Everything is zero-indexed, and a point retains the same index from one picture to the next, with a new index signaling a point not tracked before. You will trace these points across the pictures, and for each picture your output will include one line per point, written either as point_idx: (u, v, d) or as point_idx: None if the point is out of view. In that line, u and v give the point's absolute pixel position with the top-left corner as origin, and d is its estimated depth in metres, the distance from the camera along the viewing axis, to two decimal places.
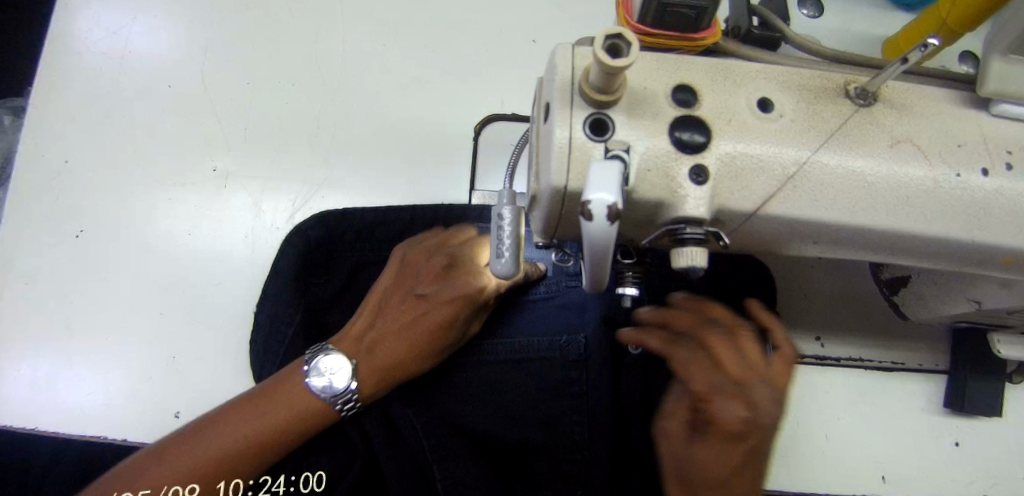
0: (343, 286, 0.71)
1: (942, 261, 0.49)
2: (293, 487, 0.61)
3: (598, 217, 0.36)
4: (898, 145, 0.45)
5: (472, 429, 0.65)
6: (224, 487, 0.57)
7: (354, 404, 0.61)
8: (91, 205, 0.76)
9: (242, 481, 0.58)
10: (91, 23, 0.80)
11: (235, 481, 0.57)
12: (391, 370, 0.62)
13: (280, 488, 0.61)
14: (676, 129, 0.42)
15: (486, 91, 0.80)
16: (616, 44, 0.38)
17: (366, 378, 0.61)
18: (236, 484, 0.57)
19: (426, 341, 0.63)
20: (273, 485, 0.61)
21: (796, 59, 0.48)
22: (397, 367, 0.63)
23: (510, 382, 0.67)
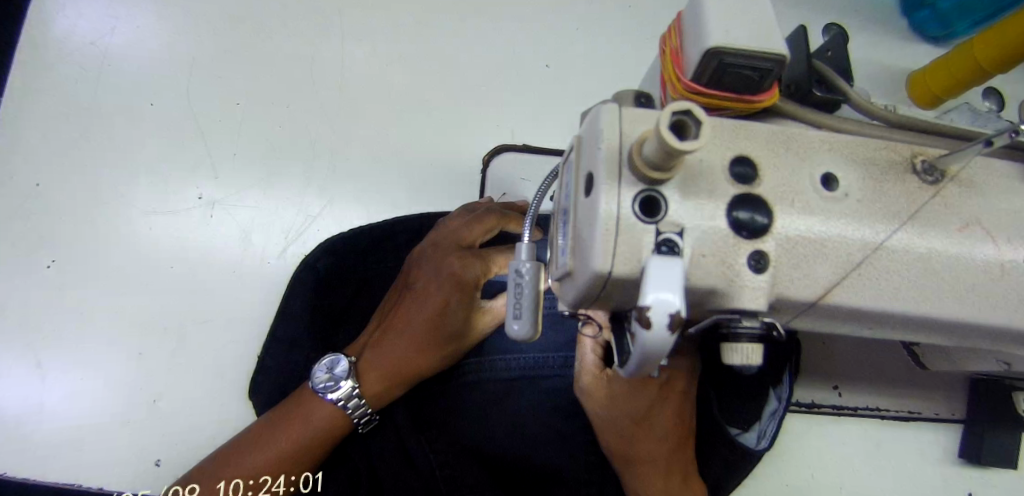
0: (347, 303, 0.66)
1: (999, 343, 0.45)
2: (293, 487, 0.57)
3: (658, 325, 0.31)
4: (968, 229, 0.41)
5: (486, 449, 0.61)
6: (223, 487, 0.56)
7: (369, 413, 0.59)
8: (64, 231, 0.69)
9: (242, 481, 0.56)
10: (65, 32, 0.73)
11: (235, 481, 0.56)
12: (394, 378, 0.59)
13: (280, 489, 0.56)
14: (734, 208, 0.37)
15: (497, 119, 0.74)
16: (683, 121, 0.33)
17: (371, 383, 0.58)
18: (236, 484, 0.56)
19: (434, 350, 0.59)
20: (272, 486, 0.56)
21: (859, 125, 0.43)
22: (402, 376, 0.59)
23: (522, 402, 0.62)
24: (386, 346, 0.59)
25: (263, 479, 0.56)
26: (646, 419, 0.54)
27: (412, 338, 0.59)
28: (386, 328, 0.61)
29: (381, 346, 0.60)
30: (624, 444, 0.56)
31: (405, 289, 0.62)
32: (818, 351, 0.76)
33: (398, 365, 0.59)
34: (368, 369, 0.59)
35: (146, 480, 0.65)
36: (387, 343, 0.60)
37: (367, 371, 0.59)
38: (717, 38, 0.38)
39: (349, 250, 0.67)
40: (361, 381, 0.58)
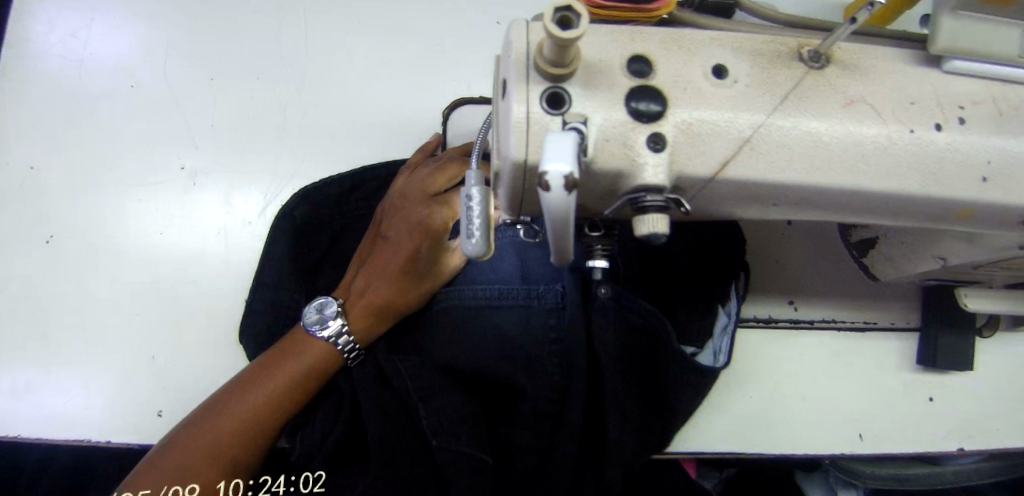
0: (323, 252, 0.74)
1: (903, 216, 0.50)
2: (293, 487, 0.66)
3: (555, 188, 0.36)
4: (852, 105, 0.45)
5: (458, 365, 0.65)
6: (224, 487, 0.60)
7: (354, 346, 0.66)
8: (61, 208, 0.75)
9: (241, 481, 0.61)
10: (47, 26, 0.79)
11: (235, 481, 0.61)
12: (376, 314, 0.66)
13: (280, 487, 0.65)
14: (632, 99, 0.42)
15: (454, 76, 0.80)
16: (567, 16, 0.38)
17: (355, 319, 0.66)
18: (236, 484, 0.61)
19: (408, 288, 0.67)
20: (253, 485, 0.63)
21: (750, 24, 0.48)
22: (382, 311, 0.66)
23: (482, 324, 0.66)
24: (368, 286, 0.67)
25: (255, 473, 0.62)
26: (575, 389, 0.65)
27: (389, 279, 0.66)
28: (366, 271, 0.68)
29: (364, 286, 0.67)
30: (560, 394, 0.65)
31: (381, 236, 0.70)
32: (771, 269, 0.82)
33: (379, 302, 0.66)
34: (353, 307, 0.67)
35: (150, 429, 0.71)
36: (369, 283, 0.67)
37: (353, 308, 0.67)
38: None
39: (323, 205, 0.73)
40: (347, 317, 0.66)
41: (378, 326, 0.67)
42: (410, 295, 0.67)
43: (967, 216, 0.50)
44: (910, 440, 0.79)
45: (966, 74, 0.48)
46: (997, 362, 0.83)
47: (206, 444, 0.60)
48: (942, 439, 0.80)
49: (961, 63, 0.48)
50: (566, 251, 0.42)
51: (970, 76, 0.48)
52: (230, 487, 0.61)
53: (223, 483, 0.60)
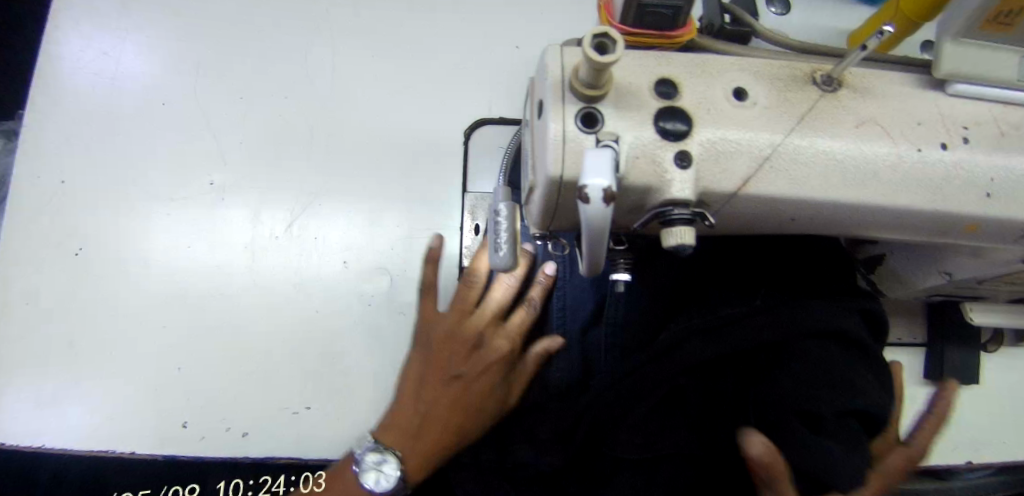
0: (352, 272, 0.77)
1: (913, 231, 0.53)
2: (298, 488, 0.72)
3: (595, 200, 0.39)
4: (864, 126, 0.48)
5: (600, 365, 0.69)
6: None
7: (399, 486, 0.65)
8: (91, 222, 0.78)
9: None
10: (82, 46, 0.82)
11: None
12: (444, 446, 0.66)
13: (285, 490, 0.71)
14: (660, 119, 0.45)
15: (474, 98, 0.83)
16: (603, 42, 0.41)
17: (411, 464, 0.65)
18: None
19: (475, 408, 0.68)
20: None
21: (767, 51, 0.51)
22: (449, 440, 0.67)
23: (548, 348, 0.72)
24: (416, 421, 0.67)
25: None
26: None
27: (448, 423, 0.67)
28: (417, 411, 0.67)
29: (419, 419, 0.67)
30: None
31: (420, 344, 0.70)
32: None
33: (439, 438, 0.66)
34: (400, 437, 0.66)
35: (177, 440, 0.73)
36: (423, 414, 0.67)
37: (407, 452, 0.65)
38: None
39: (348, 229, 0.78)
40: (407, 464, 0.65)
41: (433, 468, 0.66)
42: (473, 419, 0.68)
43: (974, 230, 0.52)
44: (921, 454, 0.82)
45: (968, 98, 0.51)
46: (1000, 376, 0.86)
47: None
48: (951, 452, 0.83)
49: (965, 86, 0.51)
50: (598, 262, 0.45)
51: (972, 99, 0.52)
52: None
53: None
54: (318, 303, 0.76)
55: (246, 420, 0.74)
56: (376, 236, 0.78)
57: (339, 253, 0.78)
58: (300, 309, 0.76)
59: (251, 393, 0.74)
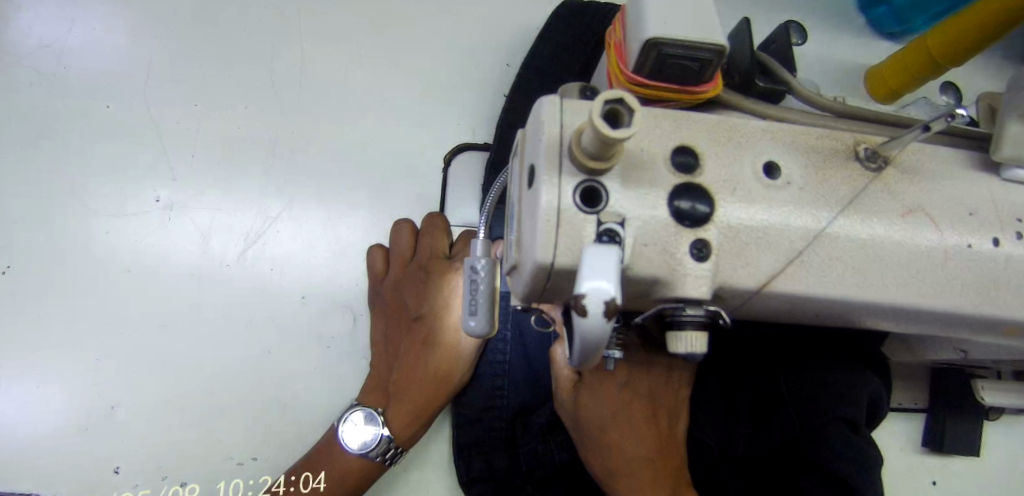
0: (313, 309, 0.69)
1: (951, 329, 0.46)
2: (292, 487, 0.61)
3: (594, 313, 0.32)
4: (911, 214, 0.41)
5: None
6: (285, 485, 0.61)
7: (394, 450, 0.63)
8: (18, 236, 0.68)
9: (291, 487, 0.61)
10: (18, 33, 0.72)
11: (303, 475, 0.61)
12: (428, 394, 0.65)
13: (280, 488, 0.61)
14: (677, 197, 0.38)
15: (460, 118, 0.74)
16: (616, 109, 0.33)
17: (407, 422, 0.64)
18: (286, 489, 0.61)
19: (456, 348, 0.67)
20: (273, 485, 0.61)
21: (804, 113, 0.44)
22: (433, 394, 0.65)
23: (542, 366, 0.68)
24: (408, 398, 0.64)
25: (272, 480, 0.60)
26: (652, 404, 0.62)
27: (425, 387, 0.65)
28: (379, 370, 0.66)
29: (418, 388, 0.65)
30: (659, 397, 0.62)
31: (384, 298, 0.68)
32: None
33: (429, 395, 0.65)
34: (401, 409, 0.64)
35: (104, 488, 0.64)
36: (414, 376, 0.65)
37: (403, 406, 0.64)
38: (654, 27, 0.38)
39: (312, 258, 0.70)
40: (390, 419, 0.63)
41: (423, 426, 0.65)
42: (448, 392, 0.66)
43: (1014, 333, 0.46)
44: None
45: None
46: (1001, 446, 0.81)
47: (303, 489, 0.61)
48: None
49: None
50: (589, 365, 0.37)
51: None
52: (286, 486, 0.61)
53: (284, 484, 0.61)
54: (272, 342, 0.68)
55: (185, 469, 0.65)
56: (341, 267, 0.70)
57: (298, 287, 0.69)
58: (252, 348, 0.68)
59: (191, 440, 0.66)
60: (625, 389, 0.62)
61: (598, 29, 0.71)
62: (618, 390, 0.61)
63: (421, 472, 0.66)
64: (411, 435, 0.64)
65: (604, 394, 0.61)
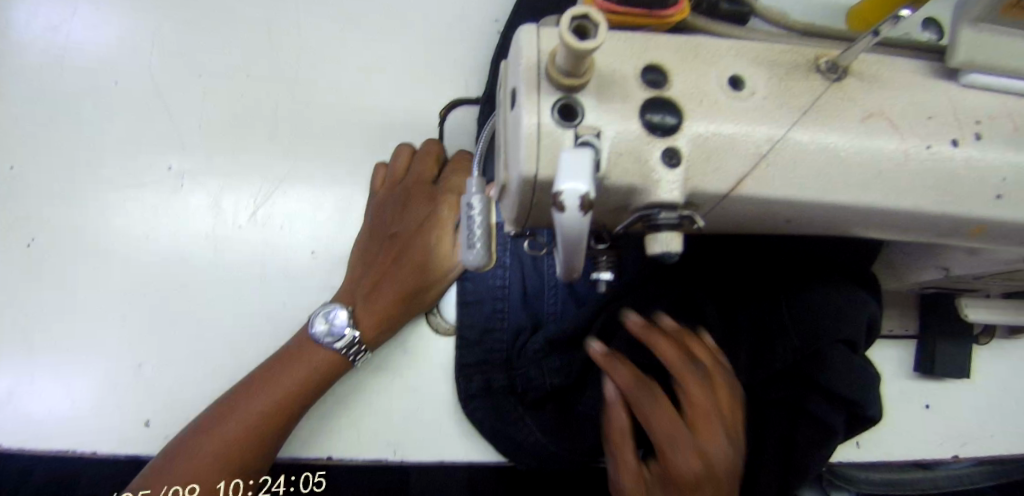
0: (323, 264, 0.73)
1: (917, 231, 0.49)
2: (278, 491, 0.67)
3: (570, 208, 0.35)
4: (869, 119, 0.44)
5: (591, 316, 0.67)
6: (224, 487, 0.63)
7: (360, 350, 0.67)
8: (44, 210, 0.72)
9: (241, 482, 0.64)
10: (27, 17, 0.76)
11: (234, 481, 0.64)
12: (398, 300, 0.68)
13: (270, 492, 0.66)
14: (647, 111, 0.41)
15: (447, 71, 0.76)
16: (582, 24, 0.36)
17: (372, 324, 0.67)
18: (236, 484, 0.64)
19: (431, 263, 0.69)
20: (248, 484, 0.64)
21: (767, 34, 0.47)
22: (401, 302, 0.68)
23: (540, 300, 0.71)
24: (378, 301, 0.68)
25: (260, 480, 0.66)
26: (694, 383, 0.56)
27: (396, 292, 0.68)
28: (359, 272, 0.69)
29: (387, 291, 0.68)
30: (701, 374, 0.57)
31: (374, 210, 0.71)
32: None
33: (397, 300, 0.68)
34: (366, 310, 0.67)
35: (137, 439, 0.68)
36: (384, 281, 0.69)
37: (370, 308, 0.67)
38: None
39: (320, 217, 0.74)
40: (357, 320, 0.67)
41: (388, 330, 0.68)
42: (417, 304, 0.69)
43: (976, 232, 0.50)
44: (906, 448, 0.79)
45: (984, 88, 0.48)
46: (992, 368, 0.83)
47: (260, 417, 0.63)
48: (939, 446, 0.79)
49: (980, 76, 0.48)
50: (575, 266, 0.41)
51: (987, 89, 0.49)
52: (230, 487, 0.64)
53: (223, 483, 0.63)
54: (286, 295, 0.72)
55: None
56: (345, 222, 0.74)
57: (307, 245, 0.73)
58: (268, 303, 0.72)
59: (216, 391, 0.70)
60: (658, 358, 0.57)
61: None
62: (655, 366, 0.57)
63: (430, 414, 0.69)
64: (379, 338, 0.68)
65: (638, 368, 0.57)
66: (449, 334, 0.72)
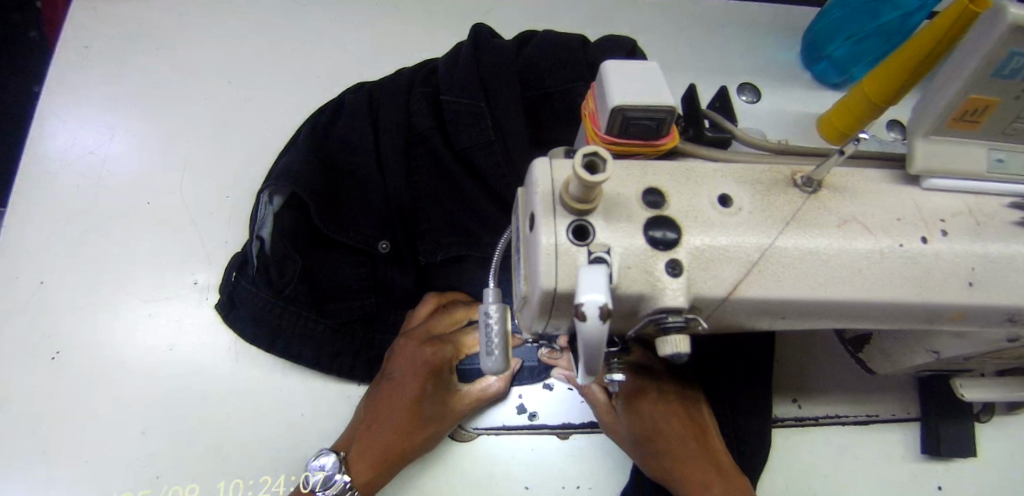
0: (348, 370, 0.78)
1: (908, 320, 0.54)
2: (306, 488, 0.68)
3: (591, 317, 0.39)
4: (846, 224, 0.50)
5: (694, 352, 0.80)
6: None
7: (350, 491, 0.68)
8: (72, 325, 0.76)
9: None
10: (69, 146, 0.86)
11: None
12: (388, 456, 0.70)
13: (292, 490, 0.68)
14: (649, 228, 0.46)
15: (342, 277, 0.77)
16: (593, 160, 0.42)
17: (361, 467, 0.69)
18: None
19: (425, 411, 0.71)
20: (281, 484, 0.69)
21: (747, 154, 0.54)
22: (394, 455, 0.70)
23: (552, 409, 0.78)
24: (380, 448, 0.70)
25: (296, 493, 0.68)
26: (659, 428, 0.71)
27: (392, 444, 0.70)
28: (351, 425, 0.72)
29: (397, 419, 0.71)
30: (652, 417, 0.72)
31: (382, 380, 0.74)
32: None
33: (393, 451, 0.70)
34: (361, 457, 0.69)
35: None
36: (384, 426, 0.71)
37: (357, 459, 0.69)
38: (619, 97, 0.47)
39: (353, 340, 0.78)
40: (352, 463, 0.69)
41: (384, 476, 0.70)
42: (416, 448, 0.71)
43: (959, 318, 0.54)
44: None
45: (943, 191, 0.54)
46: (997, 445, 0.87)
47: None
48: None
49: (938, 180, 0.54)
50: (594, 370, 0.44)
51: (947, 192, 0.55)
52: None
53: None
54: (304, 406, 0.76)
55: None
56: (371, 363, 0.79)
57: None
58: (286, 407, 0.76)
59: None
60: (661, 398, 0.73)
61: (305, 229, 0.74)
62: (655, 403, 0.73)
63: None
64: (370, 486, 0.69)
65: (643, 404, 0.73)
66: (467, 439, 0.76)
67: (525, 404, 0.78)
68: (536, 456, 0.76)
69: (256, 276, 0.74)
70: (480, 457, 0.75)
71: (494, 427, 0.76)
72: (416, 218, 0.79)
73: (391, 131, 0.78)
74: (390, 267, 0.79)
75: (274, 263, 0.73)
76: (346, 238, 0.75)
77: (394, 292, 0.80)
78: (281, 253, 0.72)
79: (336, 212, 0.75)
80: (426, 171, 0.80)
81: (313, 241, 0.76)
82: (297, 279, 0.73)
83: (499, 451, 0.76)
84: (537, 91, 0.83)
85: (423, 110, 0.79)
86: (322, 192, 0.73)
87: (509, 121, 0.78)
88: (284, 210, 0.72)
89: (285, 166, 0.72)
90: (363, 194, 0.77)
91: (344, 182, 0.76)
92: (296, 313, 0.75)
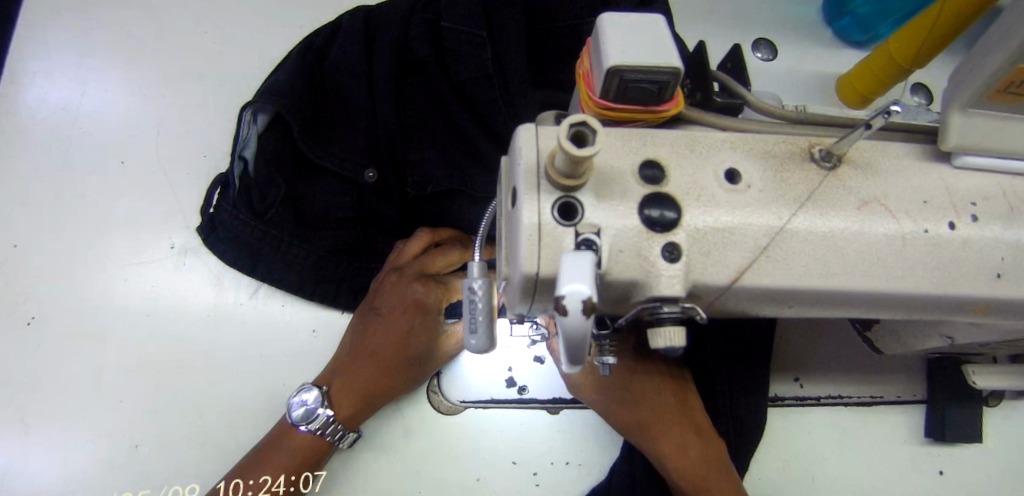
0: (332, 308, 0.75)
1: (925, 311, 0.49)
2: (292, 487, 0.64)
3: (573, 313, 0.35)
4: (866, 206, 0.45)
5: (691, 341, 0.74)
6: (226, 487, 0.63)
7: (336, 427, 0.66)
8: (44, 290, 0.73)
9: (241, 482, 0.63)
10: (36, 99, 0.80)
11: (235, 482, 0.63)
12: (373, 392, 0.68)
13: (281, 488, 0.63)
14: (645, 206, 0.41)
15: (325, 207, 0.72)
16: (581, 131, 0.37)
17: (344, 401, 0.67)
18: (235, 484, 0.63)
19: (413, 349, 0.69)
20: (272, 486, 0.63)
21: (759, 123, 0.49)
22: (379, 390, 0.68)
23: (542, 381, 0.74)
24: (365, 382, 0.68)
25: (264, 479, 0.63)
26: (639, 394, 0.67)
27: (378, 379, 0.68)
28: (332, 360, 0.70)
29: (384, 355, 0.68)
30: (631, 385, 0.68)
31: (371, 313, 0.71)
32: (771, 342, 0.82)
33: (378, 386, 0.68)
34: (345, 391, 0.67)
35: None
36: (369, 361, 0.68)
37: (341, 393, 0.67)
38: (616, 57, 0.41)
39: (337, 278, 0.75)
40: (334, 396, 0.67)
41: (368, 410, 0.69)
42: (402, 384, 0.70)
43: (982, 310, 0.49)
44: None
45: (978, 168, 0.49)
46: (1003, 430, 0.84)
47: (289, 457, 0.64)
48: None
49: (972, 158, 0.48)
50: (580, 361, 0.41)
51: (982, 169, 0.49)
52: (230, 487, 0.63)
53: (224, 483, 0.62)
54: (286, 376, 0.73)
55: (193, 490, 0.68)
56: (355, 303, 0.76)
57: (309, 323, 0.76)
58: (268, 376, 0.73)
59: (210, 468, 0.69)
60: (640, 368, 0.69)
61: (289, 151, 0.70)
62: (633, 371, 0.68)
63: (443, 483, 0.71)
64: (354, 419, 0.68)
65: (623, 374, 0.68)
66: (451, 412, 0.73)
67: (514, 377, 0.74)
68: (525, 431, 0.74)
69: (234, 198, 0.69)
70: (466, 431, 0.73)
71: (483, 400, 0.73)
72: (407, 148, 0.73)
73: (385, 53, 0.72)
74: (376, 199, 0.74)
75: (256, 185, 0.69)
76: (331, 163, 0.70)
77: (382, 223, 0.76)
78: (265, 176, 0.69)
79: (322, 135, 0.70)
80: (422, 100, 0.74)
81: (298, 168, 0.72)
82: (279, 202, 0.69)
83: (485, 425, 0.73)
84: (545, 24, 0.77)
85: (422, 35, 0.73)
86: (308, 111, 0.68)
87: (512, 56, 0.73)
88: (268, 130, 0.69)
89: (273, 83, 0.68)
90: (351, 119, 0.72)
91: (334, 104, 0.71)
92: (277, 238, 0.70)
